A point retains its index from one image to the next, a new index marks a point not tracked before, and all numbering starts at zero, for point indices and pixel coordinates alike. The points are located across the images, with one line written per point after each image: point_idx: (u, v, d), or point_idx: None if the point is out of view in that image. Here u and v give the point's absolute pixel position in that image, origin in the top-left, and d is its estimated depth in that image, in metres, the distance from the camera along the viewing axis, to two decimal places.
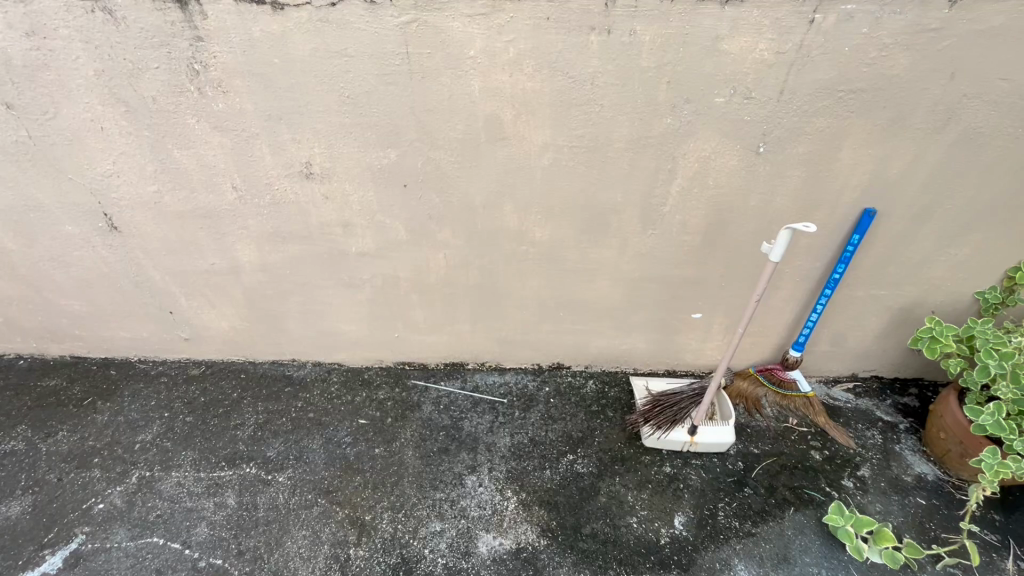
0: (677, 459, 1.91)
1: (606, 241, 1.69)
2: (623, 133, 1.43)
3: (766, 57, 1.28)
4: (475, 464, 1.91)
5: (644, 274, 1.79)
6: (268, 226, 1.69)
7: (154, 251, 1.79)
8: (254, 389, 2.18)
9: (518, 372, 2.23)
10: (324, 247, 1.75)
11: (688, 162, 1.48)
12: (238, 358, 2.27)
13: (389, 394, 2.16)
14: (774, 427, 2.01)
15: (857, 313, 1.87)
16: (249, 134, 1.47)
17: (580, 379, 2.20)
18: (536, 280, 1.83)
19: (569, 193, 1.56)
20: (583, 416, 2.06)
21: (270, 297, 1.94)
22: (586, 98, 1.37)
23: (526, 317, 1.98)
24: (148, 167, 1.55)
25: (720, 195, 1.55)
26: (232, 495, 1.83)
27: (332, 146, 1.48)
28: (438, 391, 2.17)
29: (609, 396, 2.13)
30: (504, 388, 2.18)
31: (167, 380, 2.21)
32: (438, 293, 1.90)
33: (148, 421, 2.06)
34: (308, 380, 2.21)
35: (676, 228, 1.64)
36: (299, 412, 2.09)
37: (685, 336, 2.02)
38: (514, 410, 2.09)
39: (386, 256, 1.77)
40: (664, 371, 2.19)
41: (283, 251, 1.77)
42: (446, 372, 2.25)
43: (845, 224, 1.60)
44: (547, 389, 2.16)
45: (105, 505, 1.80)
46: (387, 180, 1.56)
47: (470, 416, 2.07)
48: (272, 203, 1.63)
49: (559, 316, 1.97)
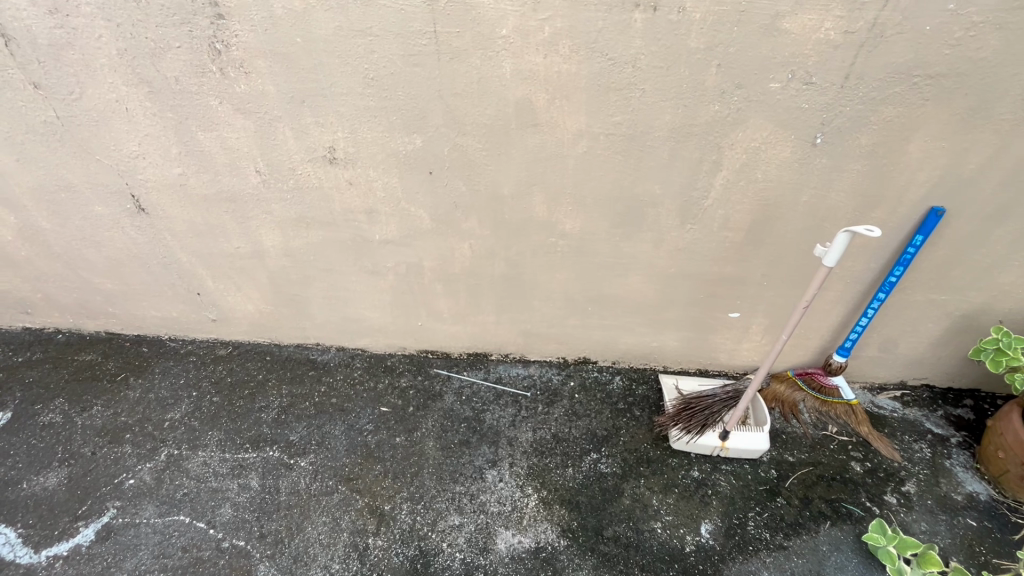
0: (705, 464, 1.83)
1: (641, 235, 1.60)
2: (664, 121, 1.32)
3: (832, 37, 1.15)
4: (496, 458, 1.88)
5: (680, 271, 1.69)
6: (291, 211, 1.66)
7: (180, 234, 1.79)
8: (278, 371, 2.19)
9: (543, 365, 2.17)
10: (347, 233, 1.71)
11: (734, 154, 1.36)
12: (263, 339, 2.28)
13: (411, 382, 2.14)
14: (812, 435, 1.90)
15: (912, 319, 1.73)
16: (272, 117, 1.42)
17: (606, 375, 2.13)
18: (564, 273, 1.75)
19: (603, 184, 1.46)
20: (609, 414, 2.00)
21: (294, 282, 1.93)
22: (625, 82, 1.26)
23: (553, 311, 1.91)
24: (172, 150, 1.53)
25: (768, 189, 1.43)
26: (256, 477, 1.84)
27: (356, 130, 1.42)
28: (460, 381, 2.13)
29: (636, 394, 2.06)
30: (527, 381, 2.13)
31: (195, 359, 2.24)
32: (463, 285, 1.85)
33: (178, 399, 2.10)
34: (332, 365, 2.20)
35: (717, 223, 1.53)
36: (322, 396, 2.09)
37: (720, 335, 1.92)
38: (537, 405, 2.04)
39: (410, 244, 1.72)
40: (695, 370, 2.10)
41: (306, 236, 1.74)
42: (469, 362, 2.20)
43: (908, 224, 1.46)
44: (571, 384, 2.10)
45: (134, 481, 1.85)
46: (412, 167, 1.49)
47: (492, 408, 2.03)
48: (295, 187, 1.59)
49: (588, 310, 1.89)
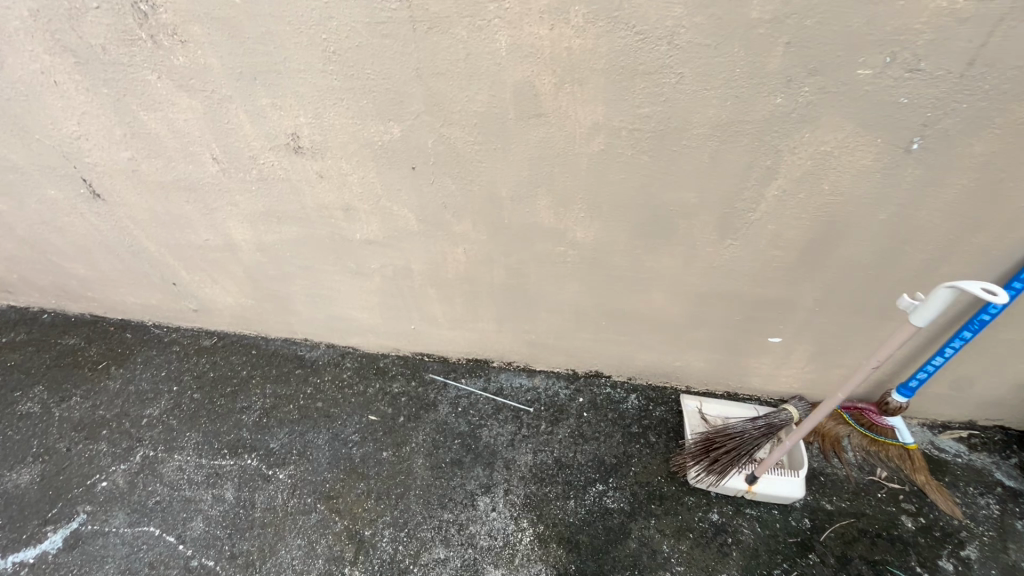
0: (727, 506, 1.60)
1: (668, 248, 1.31)
2: (706, 116, 1.01)
3: (958, 6, 0.81)
4: (490, 483, 1.69)
5: (713, 290, 1.41)
6: (259, 204, 1.43)
7: (143, 222, 1.59)
8: (263, 368, 2.03)
9: (549, 376, 1.94)
10: (324, 230, 1.48)
11: (796, 160, 1.05)
12: (249, 331, 2.11)
13: (404, 388, 1.95)
14: (856, 479, 1.64)
15: (998, 359, 1.42)
16: (220, 97, 1.17)
17: (620, 393, 1.89)
18: (574, 285, 1.49)
19: (624, 189, 1.18)
20: (620, 439, 1.77)
21: (272, 278, 1.73)
22: (657, 63, 0.95)
23: (561, 324, 1.67)
24: (115, 131, 1.30)
25: (835, 204, 1.11)
26: (231, 489, 1.71)
27: (321, 115, 1.16)
28: (457, 390, 1.93)
29: (653, 416, 1.82)
30: (531, 394, 1.91)
31: (179, 350, 2.10)
32: (459, 292, 1.61)
33: (157, 394, 1.97)
34: (320, 364, 2.03)
35: (765, 240, 1.23)
36: (308, 399, 1.93)
37: (755, 359, 1.64)
38: (540, 423, 1.82)
39: (395, 245, 1.48)
40: (722, 392, 1.84)
41: (279, 232, 1.52)
42: (468, 368, 1.99)
43: (1018, 252, 1.13)
44: (580, 400, 1.87)
45: (107, 484, 1.74)
46: (390, 160, 1.23)
47: (490, 424, 1.83)
48: (259, 178, 1.35)
49: (601, 325, 1.64)
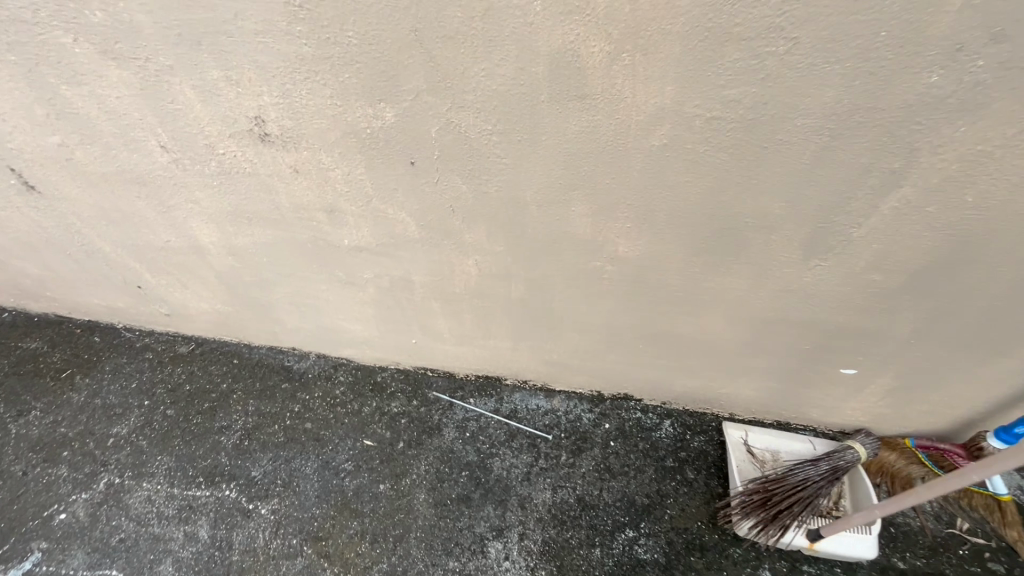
0: (780, 562, 1.36)
1: (733, 268, 1.04)
2: (820, 99, 0.72)
3: None
4: (503, 526, 1.46)
5: (782, 316, 1.14)
6: (224, 202, 1.16)
7: (91, 220, 1.33)
8: (246, 381, 1.80)
9: (570, 398, 1.69)
10: (305, 235, 1.21)
11: (935, 162, 0.76)
12: (231, 338, 1.87)
13: (404, 408, 1.71)
14: (932, 531, 1.40)
15: None
16: (158, 67, 0.89)
17: (652, 419, 1.64)
18: (609, 305, 1.23)
19: (687, 195, 0.90)
20: (652, 474, 1.53)
21: (249, 285, 1.47)
22: (761, 25, 0.66)
23: (588, 345, 1.41)
24: (37, 110, 1.03)
25: (973, 221, 0.83)
26: (206, 526, 1.49)
27: (291, 94, 0.89)
28: (465, 411, 1.69)
29: (691, 448, 1.58)
30: (549, 418, 1.66)
31: (152, 358, 1.87)
32: (467, 307, 1.35)
33: (126, 409, 1.74)
34: (310, 378, 1.80)
35: (864, 261, 0.95)
36: (295, 420, 1.70)
37: (819, 391, 1.38)
38: (560, 453, 1.58)
39: (391, 254, 1.21)
40: (772, 422, 1.59)
41: (252, 235, 1.26)
42: (477, 385, 1.75)
43: None
44: (605, 427, 1.63)
45: (66, 516, 1.52)
46: (383, 153, 0.96)
47: (503, 454, 1.59)
48: (221, 171, 1.08)
49: (636, 348, 1.37)
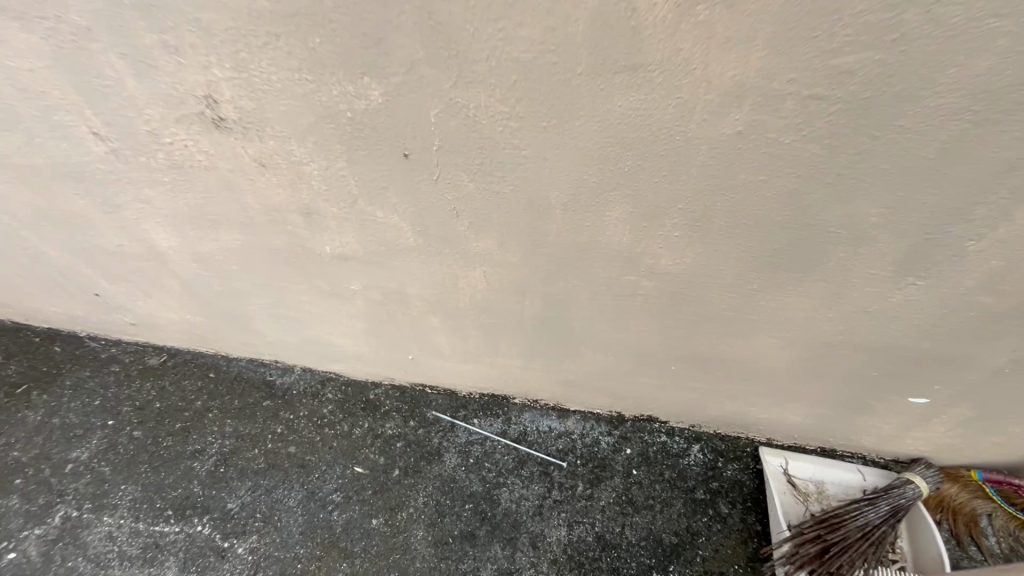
0: None
1: (802, 285, 0.84)
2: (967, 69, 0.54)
3: None
4: (512, 570, 1.28)
5: (852, 340, 0.95)
6: (179, 202, 0.96)
7: (29, 220, 1.13)
8: (223, 398, 1.61)
9: (586, 419, 1.51)
10: (279, 240, 1.01)
11: None
12: (206, 349, 1.68)
13: (399, 430, 1.52)
14: None
15: None
16: (79, 31, 0.69)
17: (679, 444, 1.46)
18: (641, 324, 1.03)
19: (759, 197, 0.71)
20: (681, 509, 1.35)
21: (220, 295, 1.27)
22: None
23: (611, 365, 1.22)
24: None
25: None
26: (174, 568, 1.31)
27: (249, 66, 0.69)
28: (468, 434, 1.50)
29: (724, 478, 1.40)
30: (563, 442, 1.47)
31: (119, 371, 1.67)
32: (473, 323, 1.16)
33: (88, 431, 1.55)
34: (295, 395, 1.61)
35: (972, 280, 0.76)
36: (278, 443, 1.52)
37: (878, 420, 1.20)
38: (575, 484, 1.40)
39: (382, 263, 1.01)
40: (816, 449, 1.40)
41: (218, 240, 1.06)
42: (481, 404, 1.56)
43: None
44: (626, 453, 1.44)
45: (15, 556, 1.34)
46: (370, 143, 0.76)
47: (511, 484, 1.41)
48: (171, 164, 0.87)
49: (668, 370, 1.19)
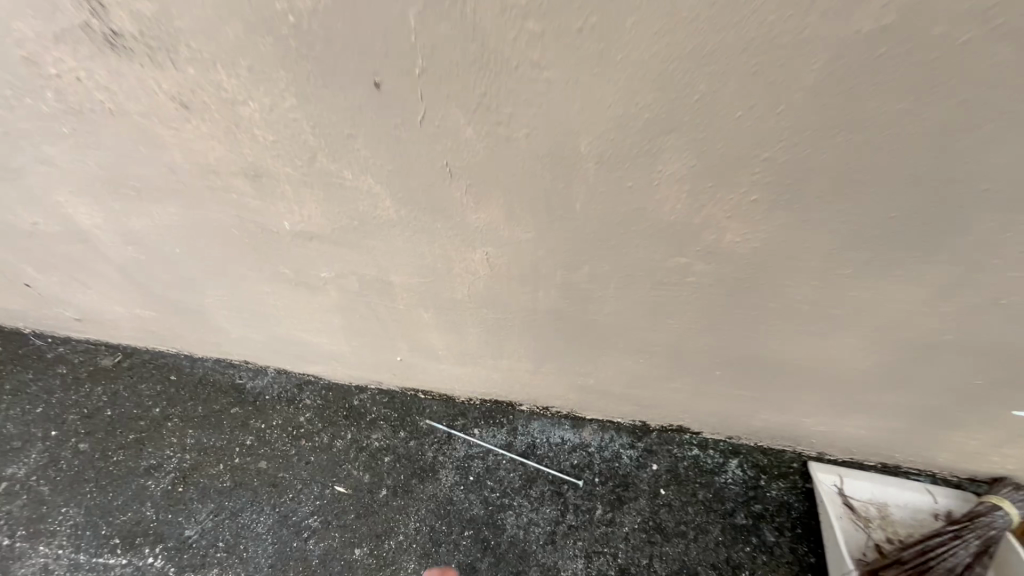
0: None
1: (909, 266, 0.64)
2: None
3: None
4: None
5: (961, 340, 0.73)
6: (94, 160, 0.75)
7: None
8: (185, 405, 1.40)
9: (604, 429, 1.30)
10: (225, 214, 0.80)
11: None
12: (167, 348, 1.46)
13: (388, 442, 1.32)
14: None
15: None
16: None
17: (713, 459, 1.25)
18: (685, 320, 0.82)
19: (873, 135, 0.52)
20: (718, 537, 1.14)
21: (167, 286, 1.05)
22: None
23: (640, 370, 1.00)
24: None
25: None
26: None
27: None
28: (467, 447, 1.29)
29: (768, 499, 1.19)
30: (578, 457, 1.26)
31: (66, 374, 1.45)
32: (472, 318, 0.94)
33: (27, 443, 1.34)
34: (268, 401, 1.40)
35: None
36: (246, 458, 1.30)
37: (964, 434, 0.99)
38: (593, 507, 1.19)
39: (356, 243, 0.80)
40: (877, 465, 1.19)
41: (150, 214, 0.84)
42: (483, 412, 1.35)
43: None
44: (652, 470, 1.23)
45: None
46: (329, 69, 0.55)
47: (517, 506, 1.20)
48: (70, 105, 0.67)
49: (710, 375, 0.97)
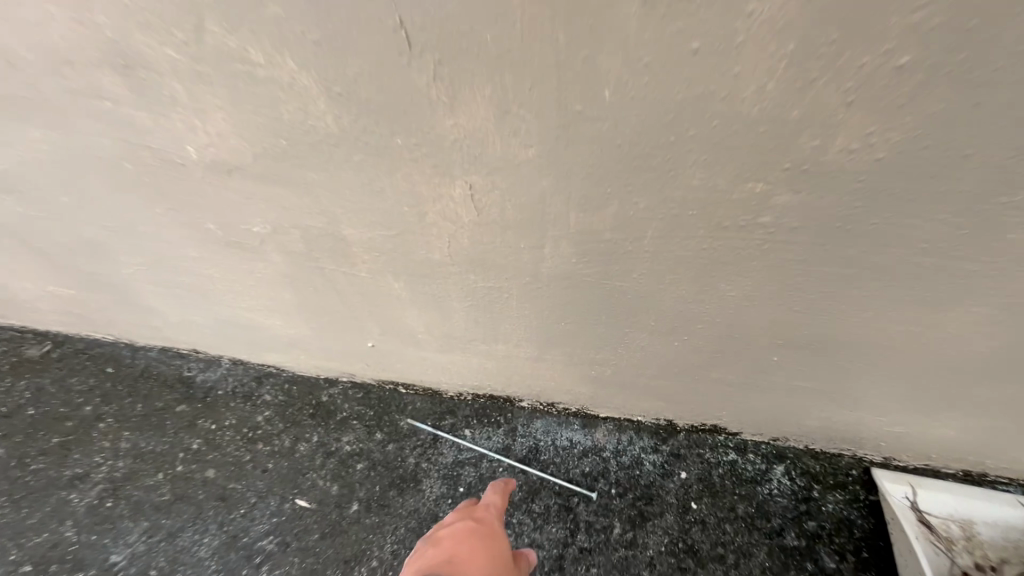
0: None
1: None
2: None
3: None
4: None
5: None
6: None
7: None
8: (122, 402, 1.17)
9: (621, 429, 1.08)
10: (112, 136, 0.58)
11: None
12: (103, 336, 1.24)
13: (361, 446, 1.10)
14: None
15: None
16: None
17: (754, 465, 1.03)
18: (743, 285, 0.60)
19: None
20: (765, 564, 0.92)
21: (73, 251, 0.83)
22: None
23: (674, 355, 0.78)
24: None
25: None
26: None
27: None
28: (456, 452, 1.07)
29: (824, 515, 0.97)
30: (590, 463, 1.04)
31: None
32: (456, 288, 0.72)
33: None
34: (220, 397, 1.17)
35: None
36: (191, 466, 1.08)
37: None
38: (609, 526, 0.97)
39: (290, 179, 0.58)
40: (956, 472, 0.97)
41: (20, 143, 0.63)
42: (475, 410, 1.13)
43: None
44: (680, 479, 1.01)
45: None
46: None
47: (517, 525, 0.98)
48: None
49: (762, 362, 0.76)
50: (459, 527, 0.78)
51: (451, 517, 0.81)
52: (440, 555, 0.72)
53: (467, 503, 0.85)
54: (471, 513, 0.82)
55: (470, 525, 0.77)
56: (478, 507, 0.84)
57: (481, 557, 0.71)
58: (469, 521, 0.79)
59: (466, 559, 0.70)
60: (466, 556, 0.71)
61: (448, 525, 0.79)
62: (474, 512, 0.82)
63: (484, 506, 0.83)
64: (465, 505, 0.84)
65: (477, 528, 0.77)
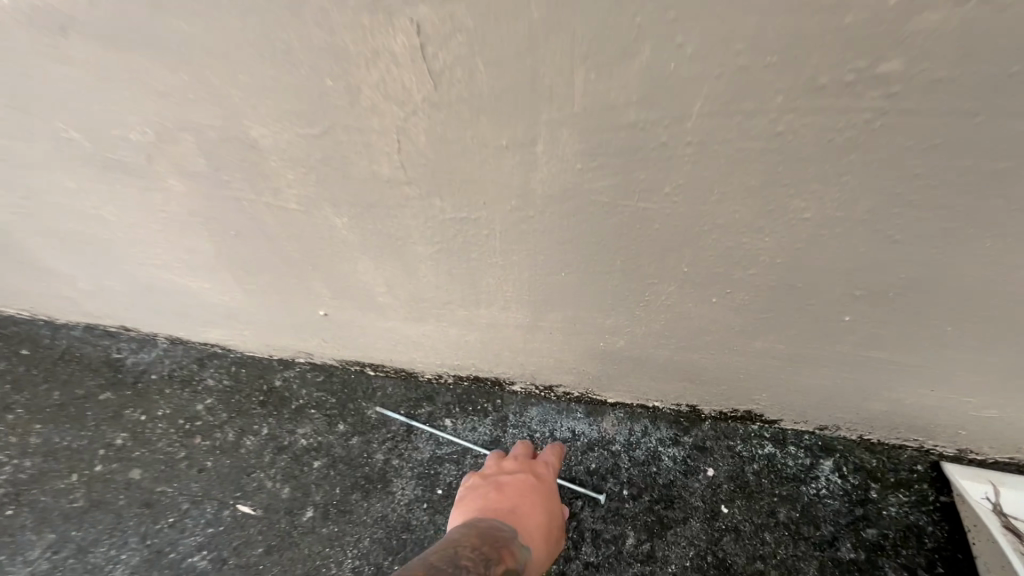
0: None
1: None
2: None
3: None
4: None
5: None
6: None
7: None
8: (35, 389, 0.99)
9: (634, 418, 0.87)
10: None
11: None
12: (14, 313, 1.03)
13: (319, 440, 0.91)
14: None
15: None
16: None
17: (798, 460, 0.83)
18: (825, 199, 0.41)
19: None
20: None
21: None
22: None
23: (712, 313, 0.59)
24: None
25: None
26: None
27: None
28: (433, 446, 0.88)
29: (886, 522, 0.78)
30: (597, 459, 0.84)
31: None
32: (417, 219, 0.52)
33: None
34: (151, 382, 0.98)
35: None
36: (111, 466, 0.90)
37: None
38: (621, 537, 0.79)
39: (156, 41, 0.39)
40: None
41: None
42: (456, 396, 0.92)
43: None
44: (706, 478, 0.82)
45: None
46: None
47: None
48: None
49: (827, 323, 0.57)
50: (519, 472, 0.75)
51: (512, 463, 0.77)
52: (500, 499, 0.70)
53: (525, 451, 0.80)
54: (531, 466, 0.76)
55: (528, 480, 0.73)
56: (536, 462, 0.78)
57: (545, 491, 0.72)
58: (527, 477, 0.73)
59: (526, 510, 0.68)
60: (528, 498, 0.70)
61: (508, 468, 0.76)
62: (538, 467, 0.77)
63: (548, 463, 0.77)
64: (525, 453, 0.79)
65: (540, 485, 0.73)
